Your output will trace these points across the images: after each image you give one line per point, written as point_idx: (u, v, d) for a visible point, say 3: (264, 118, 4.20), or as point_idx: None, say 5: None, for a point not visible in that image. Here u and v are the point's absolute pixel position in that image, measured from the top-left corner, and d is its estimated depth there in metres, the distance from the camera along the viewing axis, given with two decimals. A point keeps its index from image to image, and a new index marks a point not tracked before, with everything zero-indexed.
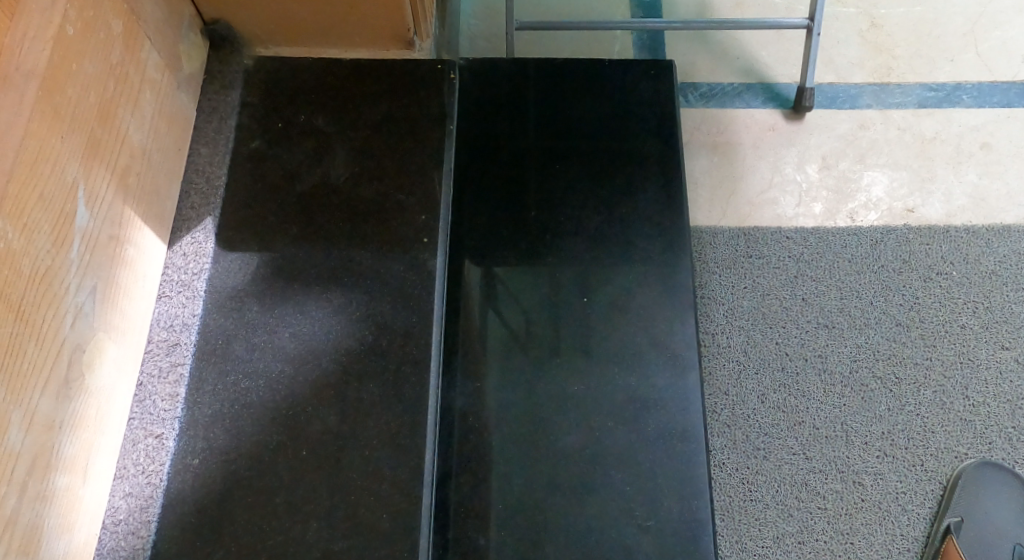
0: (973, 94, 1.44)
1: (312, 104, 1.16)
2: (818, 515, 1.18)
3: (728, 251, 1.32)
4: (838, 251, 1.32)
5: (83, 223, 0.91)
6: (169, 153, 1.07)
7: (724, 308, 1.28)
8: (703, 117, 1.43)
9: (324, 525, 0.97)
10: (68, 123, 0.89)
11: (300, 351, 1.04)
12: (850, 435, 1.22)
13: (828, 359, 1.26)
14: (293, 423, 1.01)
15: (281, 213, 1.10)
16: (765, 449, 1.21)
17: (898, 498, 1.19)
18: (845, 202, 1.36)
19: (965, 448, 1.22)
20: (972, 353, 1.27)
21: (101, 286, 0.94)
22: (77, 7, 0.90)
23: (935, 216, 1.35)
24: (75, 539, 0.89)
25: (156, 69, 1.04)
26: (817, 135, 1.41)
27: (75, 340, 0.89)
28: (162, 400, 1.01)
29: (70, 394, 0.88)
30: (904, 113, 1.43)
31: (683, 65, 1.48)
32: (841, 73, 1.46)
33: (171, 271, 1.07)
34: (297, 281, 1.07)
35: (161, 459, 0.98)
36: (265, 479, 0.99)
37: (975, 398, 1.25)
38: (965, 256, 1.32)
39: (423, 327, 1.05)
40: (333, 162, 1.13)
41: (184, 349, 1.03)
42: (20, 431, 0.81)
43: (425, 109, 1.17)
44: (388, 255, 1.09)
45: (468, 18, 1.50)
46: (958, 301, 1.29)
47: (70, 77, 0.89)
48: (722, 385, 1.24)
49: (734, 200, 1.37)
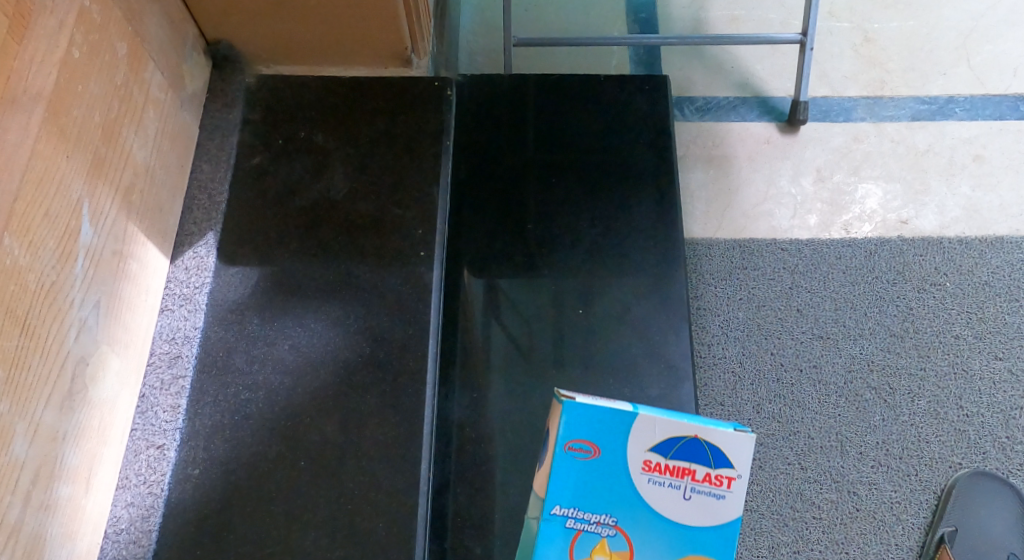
0: (965, 107, 1.46)
1: (312, 122, 1.18)
2: (813, 524, 1.20)
3: (723, 262, 1.33)
4: (832, 262, 1.33)
5: (87, 238, 0.93)
6: (172, 169, 1.10)
7: (720, 319, 1.30)
8: (698, 131, 1.45)
9: (322, 533, 0.99)
10: (74, 142, 0.91)
11: (299, 363, 1.06)
12: (845, 445, 1.24)
13: (822, 370, 1.28)
14: (291, 433, 1.03)
15: (282, 227, 1.13)
16: (760, 459, 1.23)
17: (892, 508, 1.21)
18: (840, 214, 1.38)
19: (959, 459, 1.24)
20: (967, 363, 1.28)
21: (104, 300, 0.96)
22: (84, 31, 0.93)
23: (929, 228, 1.36)
24: (77, 547, 0.91)
25: (159, 88, 1.07)
26: (812, 148, 1.43)
27: (79, 354, 0.91)
28: (164, 411, 1.03)
29: (74, 405, 0.90)
30: (897, 126, 1.44)
31: (679, 80, 1.50)
32: (835, 87, 1.48)
33: (174, 285, 1.09)
34: (296, 295, 1.09)
35: (162, 470, 1.00)
36: (264, 488, 1.01)
37: (968, 408, 1.26)
38: (958, 266, 1.33)
39: (419, 340, 1.07)
40: (333, 178, 1.15)
41: (185, 361, 1.06)
42: (24, 442, 0.84)
43: (423, 125, 1.19)
44: (386, 268, 1.11)
45: (467, 34, 1.53)
46: (952, 312, 1.31)
47: (75, 98, 0.92)
48: (718, 396, 1.26)
49: (730, 213, 1.38)
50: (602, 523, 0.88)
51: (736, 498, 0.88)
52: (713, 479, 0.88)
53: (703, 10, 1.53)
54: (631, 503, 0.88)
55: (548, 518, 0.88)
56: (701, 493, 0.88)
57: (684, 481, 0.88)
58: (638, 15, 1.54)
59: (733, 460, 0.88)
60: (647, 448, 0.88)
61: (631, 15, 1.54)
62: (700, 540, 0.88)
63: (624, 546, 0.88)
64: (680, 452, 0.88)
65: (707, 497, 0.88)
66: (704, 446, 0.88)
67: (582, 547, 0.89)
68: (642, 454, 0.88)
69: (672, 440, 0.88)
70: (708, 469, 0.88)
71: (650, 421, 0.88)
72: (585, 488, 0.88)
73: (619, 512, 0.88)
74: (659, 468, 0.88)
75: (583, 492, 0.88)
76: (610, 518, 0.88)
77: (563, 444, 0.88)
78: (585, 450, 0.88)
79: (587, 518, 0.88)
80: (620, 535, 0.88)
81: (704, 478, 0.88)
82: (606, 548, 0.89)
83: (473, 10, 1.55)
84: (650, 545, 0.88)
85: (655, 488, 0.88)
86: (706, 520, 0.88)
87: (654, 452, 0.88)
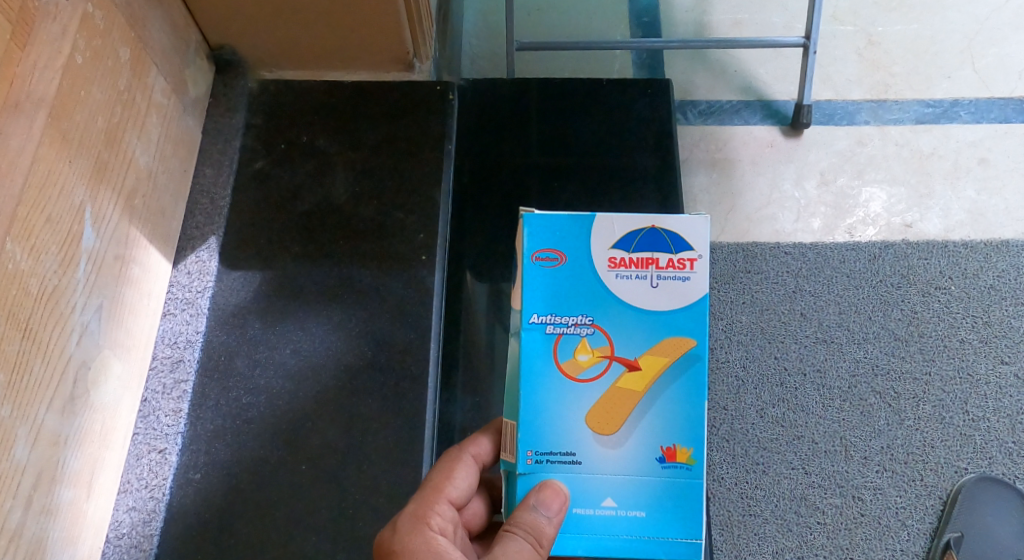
0: (970, 110, 1.45)
1: (314, 126, 1.19)
2: (817, 529, 1.20)
3: (727, 266, 1.33)
4: (836, 265, 1.33)
5: (89, 242, 0.93)
6: (175, 174, 1.10)
7: (723, 324, 1.29)
8: (702, 134, 1.44)
9: (323, 538, 0.99)
10: (76, 147, 0.92)
11: (300, 367, 1.06)
12: (849, 450, 1.23)
13: (827, 374, 1.27)
14: (293, 437, 1.03)
15: (284, 232, 1.13)
16: (764, 464, 1.22)
17: (897, 513, 1.21)
18: (844, 218, 1.37)
19: (965, 464, 1.23)
20: (972, 367, 1.28)
21: (106, 304, 0.96)
22: (87, 37, 0.93)
23: (934, 231, 1.36)
24: (79, 551, 0.92)
25: (162, 93, 1.07)
26: (816, 151, 1.42)
27: (80, 358, 0.91)
28: (166, 416, 1.03)
29: (76, 409, 0.91)
30: (902, 129, 1.44)
31: (682, 84, 1.49)
32: (839, 90, 1.47)
33: (176, 289, 1.09)
34: (298, 299, 1.09)
35: (164, 474, 1.00)
36: (265, 492, 1.01)
37: (974, 413, 1.26)
38: (963, 271, 1.32)
39: (421, 345, 1.07)
40: (335, 183, 1.15)
41: (187, 365, 1.06)
42: (25, 446, 0.84)
43: (425, 129, 1.19)
44: (388, 273, 1.11)
45: (470, 38, 1.53)
46: (957, 316, 1.30)
47: (78, 103, 0.92)
48: (721, 400, 1.25)
49: (733, 216, 1.38)
50: (579, 325, 0.79)
51: (704, 278, 0.80)
52: (676, 264, 0.80)
53: (706, 14, 1.53)
54: (602, 301, 0.80)
55: (527, 329, 0.79)
56: (670, 281, 0.80)
57: (650, 270, 0.80)
58: (641, 20, 1.53)
59: (697, 246, 0.80)
60: (610, 245, 0.80)
61: (635, 20, 1.53)
62: (674, 324, 0.79)
63: (604, 342, 0.79)
64: (642, 243, 0.80)
65: (674, 283, 0.80)
66: (663, 233, 0.80)
67: (565, 351, 0.79)
68: (606, 251, 0.80)
69: (632, 233, 0.80)
70: (671, 255, 0.80)
71: (607, 219, 0.81)
72: (557, 296, 0.80)
73: (595, 310, 0.80)
74: (624, 263, 0.80)
75: (556, 300, 0.80)
76: (587, 317, 0.80)
77: (532, 255, 0.80)
78: (551, 258, 0.80)
79: (564, 320, 0.80)
80: (599, 333, 0.79)
81: (668, 265, 0.80)
82: (588, 347, 0.79)
83: (476, 13, 1.55)
84: (630, 336, 0.79)
85: (624, 283, 0.80)
86: (676, 304, 0.79)
87: (617, 248, 0.80)
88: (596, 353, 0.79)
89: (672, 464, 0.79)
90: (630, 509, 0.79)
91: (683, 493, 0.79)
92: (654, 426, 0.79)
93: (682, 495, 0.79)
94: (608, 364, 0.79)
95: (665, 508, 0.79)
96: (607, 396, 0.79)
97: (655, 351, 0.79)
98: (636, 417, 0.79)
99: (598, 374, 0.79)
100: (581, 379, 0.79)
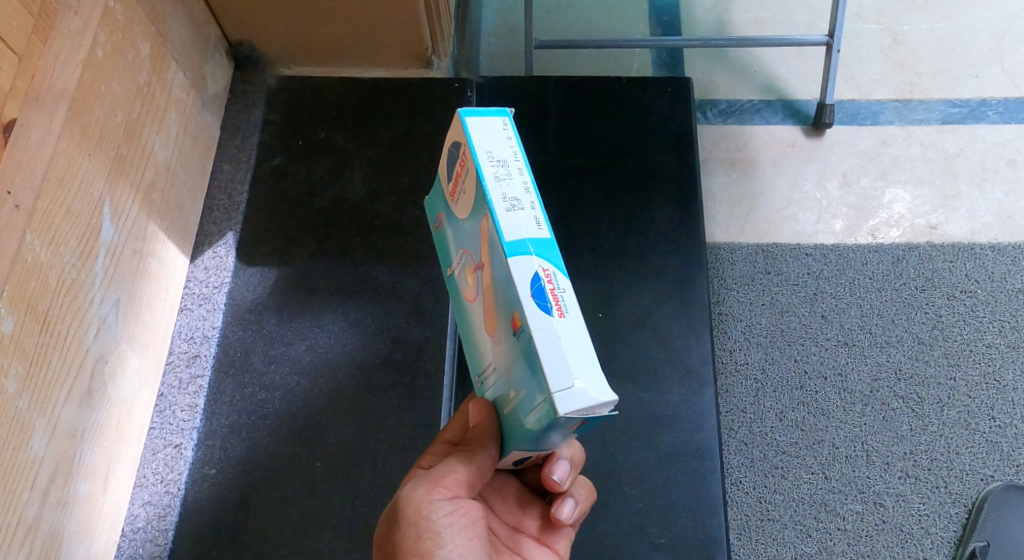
0: (999, 110, 1.42)
1: (332, 123, 1.19)
2: (838, 536, 1.18)
3: (746, 267, 1.31)
4: (859, 267, 1.31)
5: (108, 237, 0.94)
6: (192, 170, 1.10)
7: (742, 325, 1.28)
8: (722, 134, 1.43)
9: (337, 536, 0.98)
10: (96, 142, 0.92)
11: (316, 364, 1.06)
12: (870, 456, 1.21)
13: (848, 378, 1.25)
14: (307, 435, 1.03)
15: (301, 228, 1.13)
16: (783, 468, 1.21)
17: (920, 521, 1.19)
18: (866, 219, 1.35)
19: (991, 471, 1.21)
20: (999, 373, 1.25)
21: (124, 298, 0.96)
22: (107, 31, 0.94)
23: (959, 233, 1.34)
24: (94, 545, 0.92)
25: (181, 89, 1.07)
26: (838, 151, 1.41)
27: (97, 352, 0.92)
28: (182, 411, 1.03)
29: (92, 403, 0.91)
30: (927, 129, 1.41)
31: (702, 83, 1.48)
32: (863, 90, 1.45)
33: (193, 284, 1.09)
34: (314, 296, 1.09)
35: (179, 469, 1.00)
36: (280, 489, 1.00)
37: (1000, 419, 1.23)
38: (991, 274, 1.30)
39: (437, 342, 1.07)
40: (352, 180, 1.15)
41: (203, 361, 1.06)
42: (43, 439, 0.84)
43: (443, 126, 1.18)
44: (403, 270, 1.10)
45: (488, 36, 1.53)
46: (982, 320, 1.28)
47: (98, 97, 0.92)
48: (739, 403, 1.24)
49: (753, 217, 1.36)
50: (463, 255, 0.77)
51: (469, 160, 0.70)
52: (462, 166, 0.72)
53: (726, 13, 1.52)
54: (460, 228, 0.77)
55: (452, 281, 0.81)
56: (470, 179, 0.72)
57: (461, 186, 0.74)
58: (661, 18, 1.53)
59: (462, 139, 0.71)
60: (448, 181, 0.78)
61: (654, 18, 1.52)
62: (481, 214, 0.70)
63: (470, 257, 0.75)
64: (450, 164, 0.76)
65: (468, 183, 0.72)
66: (452, 147, 0.74)
67: (463, 280, 0.78)
68: (449, 189, 0.78)
69: (447, 164, 0.77)
70: (457, 161, 0.73)
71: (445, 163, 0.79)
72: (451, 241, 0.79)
73: (462, 238, 0.77)
74: (456, 189, 0.76)
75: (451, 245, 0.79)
76: (461, 246, 0.77)
77: (436, 225, 0.84)
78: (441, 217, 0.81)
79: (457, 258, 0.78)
80: (468, 252, 0.75)
81: (461, 170, 0.73)
82: (468, 269, 0.76)
83: (494, 12, 1.55)
84: (474, 243, 0.73)
85: (462, 205, 0.75)
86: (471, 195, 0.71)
87: (449, 181, 0.77)
88: (474, 269, 0.75)
89: (518, 335, 0.67)
90: (519, 390, 0.69)
91: (531, 353, 0.65)
92: (505, 310, 0.69)
93: (533, 359, 0.65)
94: (477, 276, 0.74)
95: (531, 379, 0.66)
96: (483, 305, 0.73)
97: (481, 242, 0.71)
98: (496, 308, 0.70)
99: (477, 289, 0.74)
100: (475, 299, 0.75)
